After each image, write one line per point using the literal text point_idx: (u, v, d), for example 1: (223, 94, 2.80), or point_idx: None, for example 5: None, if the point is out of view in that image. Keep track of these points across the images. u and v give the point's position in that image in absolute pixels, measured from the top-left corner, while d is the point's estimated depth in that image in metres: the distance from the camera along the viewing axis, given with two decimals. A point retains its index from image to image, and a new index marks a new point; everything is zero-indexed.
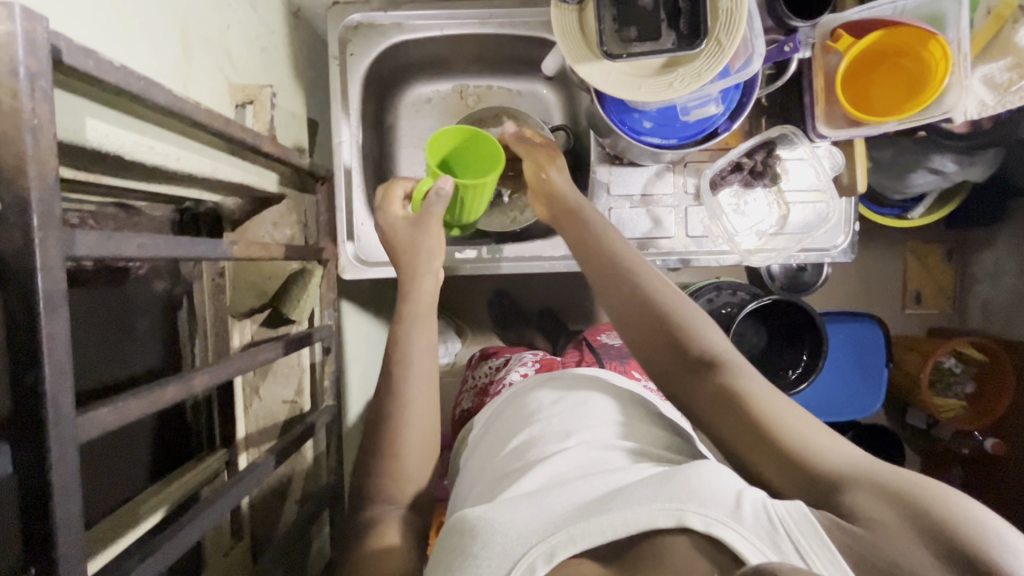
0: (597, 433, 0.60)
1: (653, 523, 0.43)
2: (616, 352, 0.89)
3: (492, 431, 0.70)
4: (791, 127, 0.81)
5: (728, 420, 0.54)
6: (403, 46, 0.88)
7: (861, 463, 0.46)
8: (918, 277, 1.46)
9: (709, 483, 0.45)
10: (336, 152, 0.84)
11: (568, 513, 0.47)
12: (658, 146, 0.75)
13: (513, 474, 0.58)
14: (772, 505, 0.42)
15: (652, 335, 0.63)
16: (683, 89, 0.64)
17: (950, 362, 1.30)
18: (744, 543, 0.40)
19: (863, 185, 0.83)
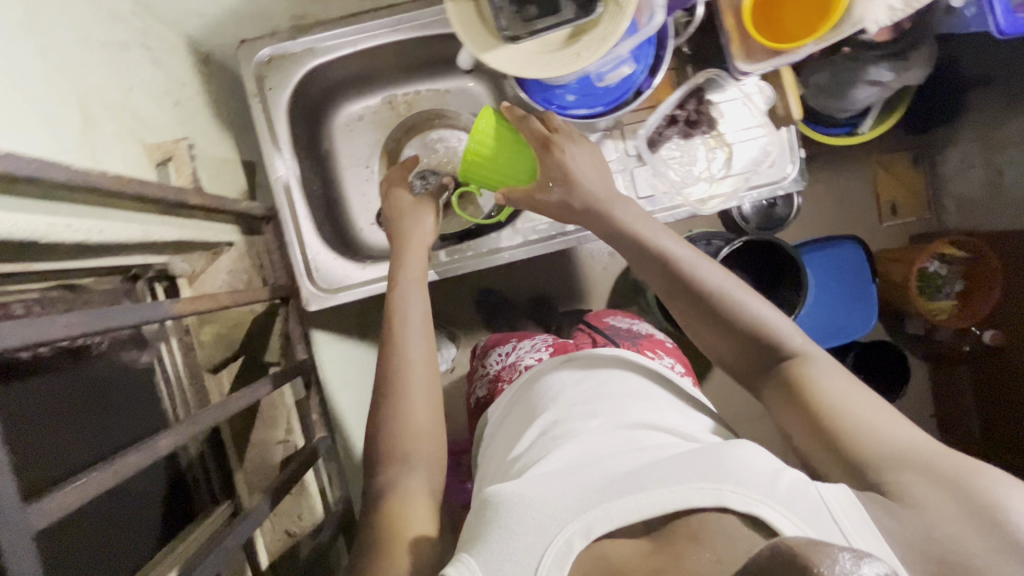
0: (625, 413, 0.64)
1: (690, 502, 0.46)
2: (625, 332, 0.91)
3: (507, 427, 0.75)
4: (715, 71, 0.84)
5: (798, 396, 0.58)
6: (321, 70, 0.88)
7: (915, 440, 0.51)
8: (890, 189, 1.44)
9: (743, 464, 0.48)
10: (274, 188, 0.84)
11: (606, 483, 0.50)
12: (587, 117, 0.76)
13: (543, 452, 0.63)
14: (821, 491, 0.46)
15: (733, 335, 0.65)
16: (591, 56, 0.63)
17: (936, 266, 1.31)
18: (783, 521, 0.44)
19: (798, 112, 0.84)
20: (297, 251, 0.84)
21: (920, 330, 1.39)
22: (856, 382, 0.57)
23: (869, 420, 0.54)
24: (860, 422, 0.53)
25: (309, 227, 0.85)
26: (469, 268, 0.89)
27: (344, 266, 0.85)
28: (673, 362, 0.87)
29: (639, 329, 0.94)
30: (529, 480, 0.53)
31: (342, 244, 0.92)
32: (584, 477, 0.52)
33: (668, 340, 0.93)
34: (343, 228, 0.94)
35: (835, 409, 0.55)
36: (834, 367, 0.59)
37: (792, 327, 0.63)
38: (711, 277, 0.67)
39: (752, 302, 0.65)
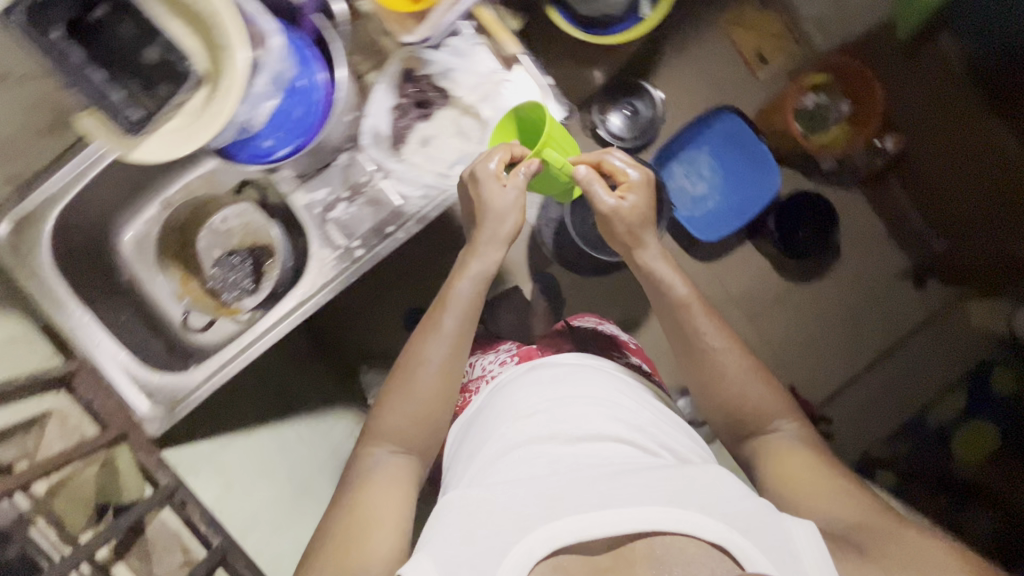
0: (592, 422, 0.74)
1: (658, 525, 0.60)
2: (589, 333, 1.03)
3: (468, 434, 0.83)
4: (408, 49, 0.82)
5: (786, 462, 0.73)
6: (73, 212, 0.88)
7: (873, 515, 0.66)
8: (751, 41, 1.64)
9: (717, 495, 0.64)
10: (74, 340, 0.85)
11: (581, 502, 0.63)
12: (293, 154, 0.74)
13: (501, 462, 0.71)
14: (790, 524, 0.63)
15: (731, 399, 0.79)
16: (228, 104, 0.62)
17: (816, 99, 1.61)
18: (745, 550, 0.59)
19: (512, 46, 0.85)
20: (121, 387, 0.85)
21: (834, 164, 1.62)
22: (810, 452, 0.75)
23: (826, 487, 0.70)
24: (816, 491, 0.69)
25: (127, 357, 0.86)
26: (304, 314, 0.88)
27: (172, 381, 0.87)
28: (638, 360, 1.00)
29: (605, 329, 1.05)
30: (497, 489, 0.66)
31: (178, 356, 0.94)
32: (560, 494, 0.65)
33: (631, 341, 1.04)
34: (173, 341, 0.96)
35: (794, 467, 0.73)
36: (796, 443, 0.76)
37: (779, 404, 0.79)
38: (715, 348, 0.81)
39: (743, 374, 0.79)
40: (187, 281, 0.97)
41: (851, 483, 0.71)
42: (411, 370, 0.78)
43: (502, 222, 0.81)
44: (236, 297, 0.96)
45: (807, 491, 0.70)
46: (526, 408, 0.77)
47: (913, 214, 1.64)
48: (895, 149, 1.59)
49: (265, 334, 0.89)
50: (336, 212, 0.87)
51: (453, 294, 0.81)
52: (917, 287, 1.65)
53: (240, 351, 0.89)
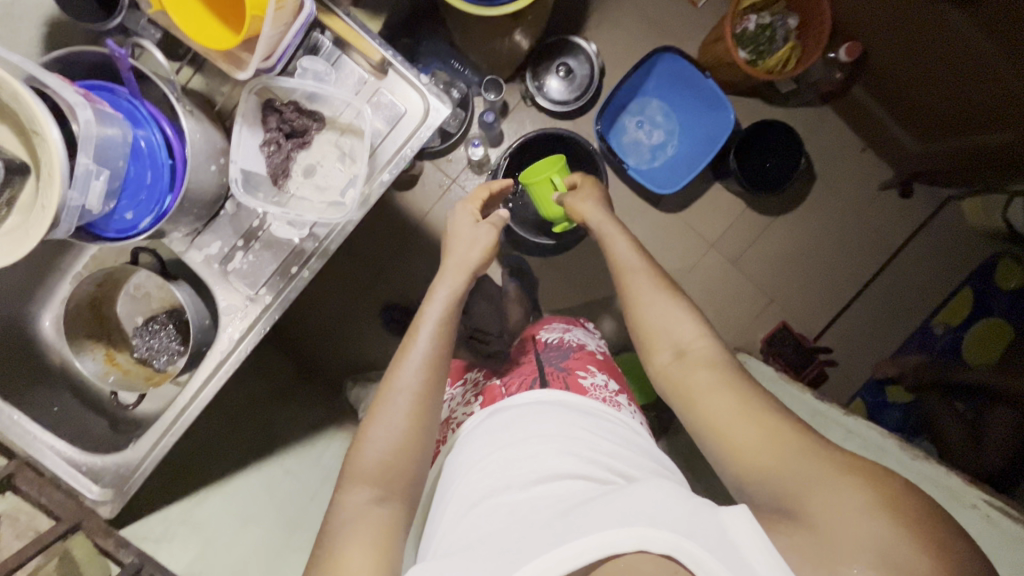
0: (546, 462, 0.69)
1: (606, 546, 0.51)
2: (555, 351, 0.91)
3: (435, 504, 0.78)
4: (260, 80, 0.76)
5: (721, 390, 0.65)
6: None
7: (815, 463, 0.55)
8: None
9: (659, 500, 0.55)
10: (8, 440, 0.84)
11: (537, 540, 0.56)
12: (156, 221, 0.69)
13: (466, 527, 0.66)
14: (729, 521, 0.53)
15: (663, 325, 0.75)
16: (52, 194, 0.57)
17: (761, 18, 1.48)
18: (694, 560, 0.49)
19: (372, 51, 0.76)
20: (65, 477, 0.85)
21: (791, 83, 1.53)
22: (740, 382, 0.66)
23: (753, 426, 0.61)
24: (753, 438, 0.60)
25: (63, 448, 0.86)
26: (229, 370, 0.85)
27: (115, 459, 0.86)
28: (606, 378, 0.88)
29: (570, 341, 0.95)
30: (459, 555, 0.59)
31: (123, 431, 0.93)
32: (510, 545, 0.58)
33: (599, 351, 0.94)
34: (115, 416, 0.95)
35: (724, 405, 0.64)
36: (718, 366, 0.68)
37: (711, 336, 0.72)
38: (648, 279, 0.80)
39: (668, 307, 0.76)
40: (111, 356, 0.94)
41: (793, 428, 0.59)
42: (388, 396, 0.74)
43: (471, 249, 0.89)
44: (167, 361, 0.94)
45: (748, 432, 0.61)
46: (479, 459, 0.74)
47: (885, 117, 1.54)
48: (849, 57, 1.41)
49: (193, 398, 0.86)
50: (236, 262, 0.82)
51: (424, 318, 0.81)
52: (904, 197, 1.58)
53: (173, 419, 0.86)
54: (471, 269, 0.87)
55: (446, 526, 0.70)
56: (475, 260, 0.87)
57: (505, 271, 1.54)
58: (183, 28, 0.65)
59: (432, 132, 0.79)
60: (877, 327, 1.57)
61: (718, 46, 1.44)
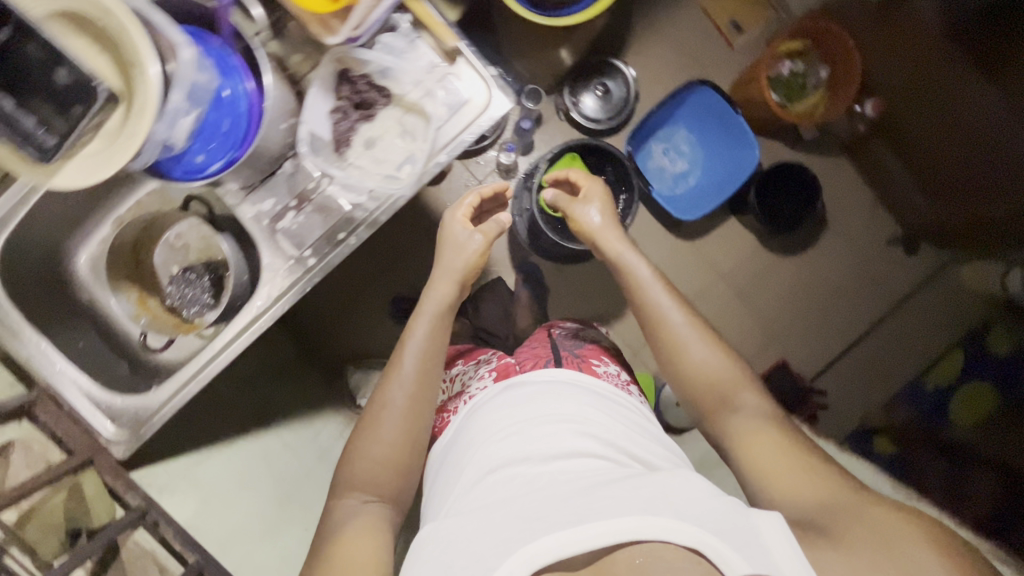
0: (563, 442, 0.72)
1: (629, 533, 0.55)
2: (570, 339, 0.96)
3: (446, 466, 0.80)
4: (340, 49, 0.79)
5: (763, 432, 0.70)
6: (20, 239, 0.87)
7: (853, 501, 0.60)
8: (725, 11, 1.61)
9: (680, 494, 0.59)
10: (32, 369, 0.84)
11: (558, 517, 0.59)
12: (226, 167, 0.72)
13: (482, 490, 0.69)
14: (760, 522, 0.57)
15: (688, 365, 0.79)
16: (142, 127, 0.59)
17: (792, 67, 1.55)
18: (716, 551, 0.53)
19: (449, 36, 0.80)
20: (83, 413, 0.85)
21: (815, 133, 1.60)
22: (776, 427, 0.71)
23: (795, 469, 0.65)
24: (789, 472, 0.65)
25: (85, 383, 0.86)
26: (261, 328, 0.87)
27: (134, 401, 0.87)
28: (618, 369, 0.93)
29: (585, 336, 0.98)
30: (478, 522, 0.63)
31: (142, 378, 0.94)
32: (531, 517, 0.61)
33: (613, 345, 0.99)
34: (135, 360, 0.96)
35: (762, 446, 0.68)
36: (762, 419, 0.73)
37: (740, 375, 0.77)
38: (671, 314, 0.82)
39: (709, 354, 0.79)
40: (143, 300, 0.97)
41: (829, 471, 0.64)
42: (378, 410, 0.81)
43: (458, 255, 0.93)
44: (196, 312, 0.95)
45: (786, 468, 0.65)
46: (497, 431, 0.76)
47: (903, 176, 1.59)
48: (874, 113, 1.54)
49: (221, 353, 0.87)
50: (287, 221, 0.85)
51: (411, 333, 0.86)
52: (909, 253, 1.63)
53: (197, 372, 0.87)
54: (456, 277, 0.92)
55: (462, 488, 0.72)
56: (462, 270, 0.92)
57: (520, 276, 1.58)
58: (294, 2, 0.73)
59: (493, 121, 0.82)
60: (871, 374, 1.59)
61: (753, 86, 1.50)
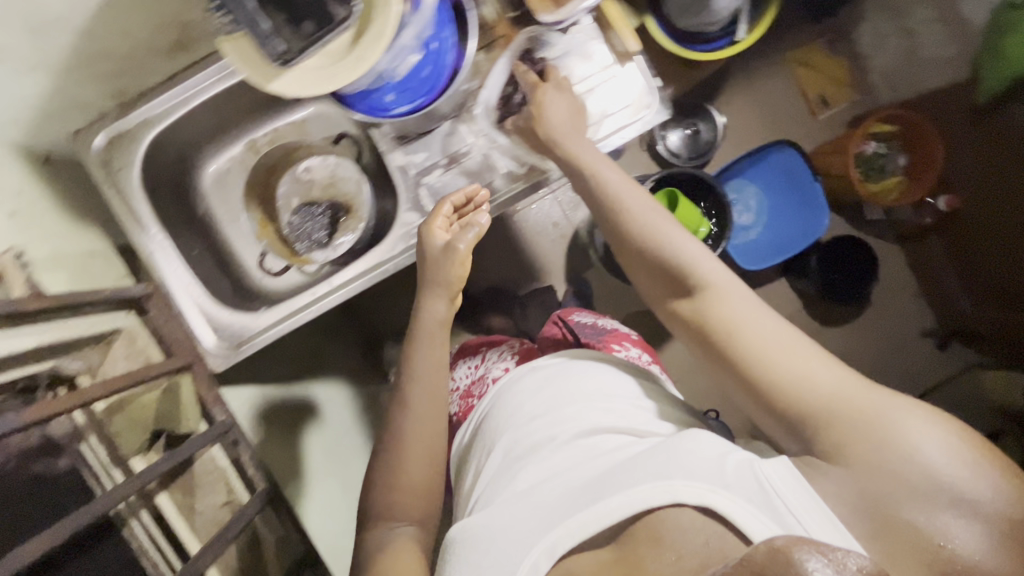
0: (583, 423, 0.73)
1: (643, 503, 0.56)
2: (590, 328, 1.02)
3: (477, 447, 0.82)
4: (534, 28, 0.84)
5: (749, 324, 0.65)
6: (166, 138, 0.87)
7: (844, 390, 0.59)
8: (814, 83, 1.61)
9: (695, 458, 0.59)
10: (151, 266, 0.85)
11: (576, 500, 0.61)
12: (411, 111, 0.76)
13: (513, 471, 0.72)
14: (763, 467, 0.58)
15: (657, 275, 0.73)
16: (375, 55, 0.62)
17: (875, 148, 1.57)
18: (736, 511, 0.53)
19: (634, 42, 0.84)
20: (189, 318, 0.86)
21: (879, 215, 1.62)
22: (756, 312, 0.66)
23: (778, 362, 0.62)
24: (783, 372, 0.62)
25: (198, 291, 0.87)
26: (378, 276, 0.88)
27: (239, 319, 0.88)
28: (639, 352, 1.00)
29: (603, 325, 1.04)
30: (502, 509, 0.65)
31: (243, 299, 0.94)
32: (552, 503, 0.63)
33: (632, 332, 1.04)
34: (238, 282, 0.96)
35: (743, 355, 0.64)
36: (734, 295, 0.68)
37: (704, 258, 0.70)
38: (631, 206, 0.74)
39: (679, 235, 0.72)
40: (265, 226, 0.97)
41: (812, 351, 0.63)
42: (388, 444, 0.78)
43: (453, 265, 0.78)
44: (307, 248, 0.96)
45: (772, 373, 0.62)
46: (523, 417, 0.78)
47: (947, 269, 1.63)
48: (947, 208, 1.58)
49: (336, 291, 0.88)
50: (433, 176, 0.87)
51: (410, 366, 0.79)
52: (938, 349, 1.65)
53: (305, 306, 0.88)
54: (441, 283, 0.79)
55: (494, 467, 0.75)
56: (458, 280, 0.79)
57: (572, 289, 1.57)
58: None
59: (644, 128, 0.86)
60: None
61: (836, 158, 1.53)
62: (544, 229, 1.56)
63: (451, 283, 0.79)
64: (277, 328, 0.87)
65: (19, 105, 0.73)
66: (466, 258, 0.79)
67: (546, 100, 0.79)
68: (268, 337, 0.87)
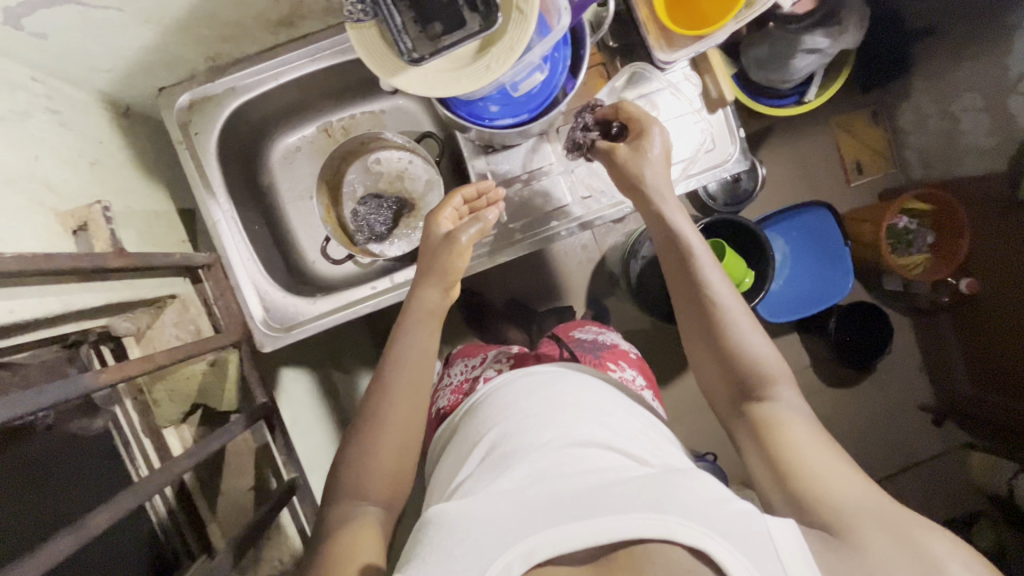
0: (575, 428, 0.64)
1: (634, 531, 0.48)
2: (588, 344, 0.94)
3: (452, 453, 0.73)
4: (639, 65, 0.85)
5: (801, 432, 0.63)
6: (247, 108, 0.86)
7: (881, 506, 0.55)
8: (852, 149, 1.46)
9: (693, 493, 0.52)
10: (214, 236, 0.83)
11: (560, 504, 0.52)
12: (513, 125, 0.78)
13: (490, 472, 0.61)
14: (772, 526, 0.51)
15: (718, 363, 0.71)
16: (502, 68, 0.62)
17: (905, 222, 1.36)
18: (728, 557, 0.47)
19: (730, 93, 0.85)
20: (245, 293, 0.84)
21: (898, 286, 1.44)
22: (813, 427, 0.64)
23: (820, 464, 0.59)
24: (818, 467, 0.59)
25: (256, 268, 0.85)
26: None
27: (294, 302, 0.86)
28: (634, 374, 0.91)
29: (603, 340, 0.97)
30: (477, 498, 0.55)
31: (295, 280, 0.92)
32: (534, 501, 0.53)
33: (630, 351, 0.96)
34: (291, 261, 0.94)
35: (790, 453, 0.61)
36: (801, 416, 0.66)
37: (781, 367, 0.69)
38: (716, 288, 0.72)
39: (752, 329, 0.71)
40: (329, 210, 0.93)
41: (851, 468, 0.59)
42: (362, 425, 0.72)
43: (454, 256, 0.77)
44: (365, 239, 0.95)
45: (809, 473, 0.58)
46: (511, 413, 0.69)
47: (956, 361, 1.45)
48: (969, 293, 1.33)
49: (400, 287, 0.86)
50: (511, 191, 0.88)
51: (393, 354, 0.75)
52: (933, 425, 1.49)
53: (364, 299, 0.86)
54: (439, 273, 0.77)
55: (470, 469, 0.66)
56: (456, 272, 0.77)
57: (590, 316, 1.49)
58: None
59: (725, 176, 0.87)
60: None
61: (866, 227, 1.38)
62: (572, 250, 1.51)
63: (448, 276, 0.77)
64: (332, 316, 0.86)
65: (117, 55, 0.72)
66: (465, 254, 0.78)
67: (648, 154, 0.76)
68: (322, 322, 0.85)
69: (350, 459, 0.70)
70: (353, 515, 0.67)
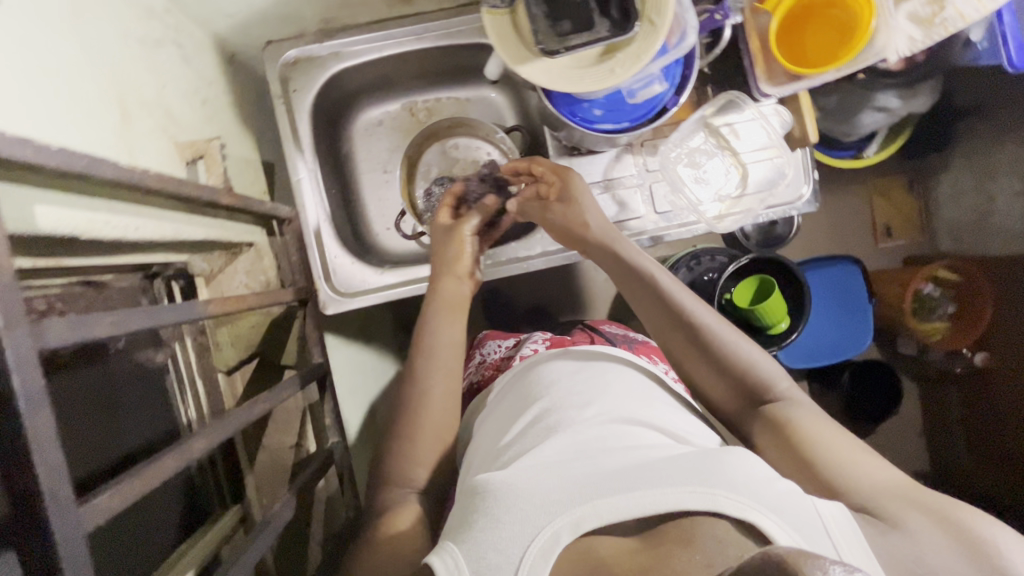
0: (613, 408, 0.65)
1: (680, 504, 0.48)
2: (622, 339, 0.93)
3: (494, 417, 0.73)
4: (735, 93, 0.87)
5: (823, 430, 0.63)
6: (346, 74, 0.87)
7: (912, 489, 0.56)
8: (885, 212, 1.48)
9: (740, 471, 0.51)
10: (296, 192, 0.84)
11: (602, 477, 0.52)
12: (611, 131, 0.81)
13: (531, 444, 0.62)
14: (821, 508, 0.51)
15: (717, 379, 0.71)
16: (626, 73, 0.64)
17: (929, 289, 1.34)
18: (775, 528, 0.47)
19: (814, 135, 0.86)
20: (316, 253, 0.85)
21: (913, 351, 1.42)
22: (829, 422, 0.64)
23: (846, 455, 0.60)
24: (845, 453, 0.60)
25: (330, 231, 0.85)
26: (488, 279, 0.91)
27: (361, 271, 0.86)
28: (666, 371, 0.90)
29: (633, 337, 0.96)
30: (520, 466, 0.56)
31: (361, 248, 0.93)
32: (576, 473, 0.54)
33: None
34: (357, 230, 0.95)
35: (816, 453, 0.61)
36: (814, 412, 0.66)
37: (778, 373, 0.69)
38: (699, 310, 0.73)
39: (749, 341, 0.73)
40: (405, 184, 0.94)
41: (877, 456, 0.60)
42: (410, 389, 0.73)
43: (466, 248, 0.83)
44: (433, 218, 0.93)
45: (837, 470, 0.59)
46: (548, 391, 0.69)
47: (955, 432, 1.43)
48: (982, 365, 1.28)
49: None
50: None
51: (422, 337, 0.77)
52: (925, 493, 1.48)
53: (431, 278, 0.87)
54: (449, 262, 0.82)
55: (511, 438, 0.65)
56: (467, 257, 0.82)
57: None
58: (770, 28, 0.79)
59: (794, 214, 0.90)
60: None
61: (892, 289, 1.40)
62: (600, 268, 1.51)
63: (461, 263, 0.82)
64: (399, 290, 0.86)
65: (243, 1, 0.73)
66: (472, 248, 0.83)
67: (576, 204, 0.80)
68: (388, 294, 0.86)
69: (411, 430, 0.71)
70: (405, 487, 0.68)
